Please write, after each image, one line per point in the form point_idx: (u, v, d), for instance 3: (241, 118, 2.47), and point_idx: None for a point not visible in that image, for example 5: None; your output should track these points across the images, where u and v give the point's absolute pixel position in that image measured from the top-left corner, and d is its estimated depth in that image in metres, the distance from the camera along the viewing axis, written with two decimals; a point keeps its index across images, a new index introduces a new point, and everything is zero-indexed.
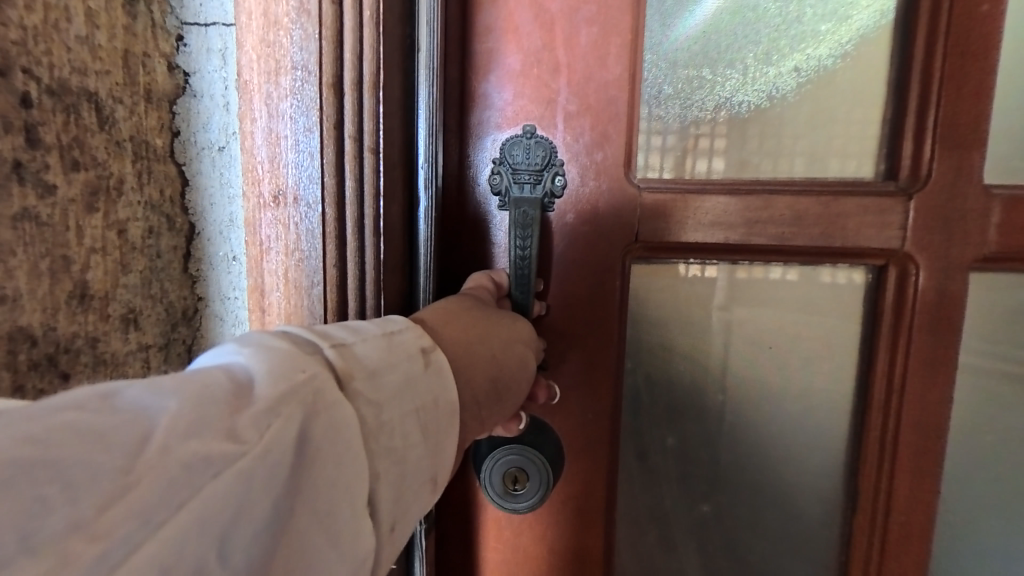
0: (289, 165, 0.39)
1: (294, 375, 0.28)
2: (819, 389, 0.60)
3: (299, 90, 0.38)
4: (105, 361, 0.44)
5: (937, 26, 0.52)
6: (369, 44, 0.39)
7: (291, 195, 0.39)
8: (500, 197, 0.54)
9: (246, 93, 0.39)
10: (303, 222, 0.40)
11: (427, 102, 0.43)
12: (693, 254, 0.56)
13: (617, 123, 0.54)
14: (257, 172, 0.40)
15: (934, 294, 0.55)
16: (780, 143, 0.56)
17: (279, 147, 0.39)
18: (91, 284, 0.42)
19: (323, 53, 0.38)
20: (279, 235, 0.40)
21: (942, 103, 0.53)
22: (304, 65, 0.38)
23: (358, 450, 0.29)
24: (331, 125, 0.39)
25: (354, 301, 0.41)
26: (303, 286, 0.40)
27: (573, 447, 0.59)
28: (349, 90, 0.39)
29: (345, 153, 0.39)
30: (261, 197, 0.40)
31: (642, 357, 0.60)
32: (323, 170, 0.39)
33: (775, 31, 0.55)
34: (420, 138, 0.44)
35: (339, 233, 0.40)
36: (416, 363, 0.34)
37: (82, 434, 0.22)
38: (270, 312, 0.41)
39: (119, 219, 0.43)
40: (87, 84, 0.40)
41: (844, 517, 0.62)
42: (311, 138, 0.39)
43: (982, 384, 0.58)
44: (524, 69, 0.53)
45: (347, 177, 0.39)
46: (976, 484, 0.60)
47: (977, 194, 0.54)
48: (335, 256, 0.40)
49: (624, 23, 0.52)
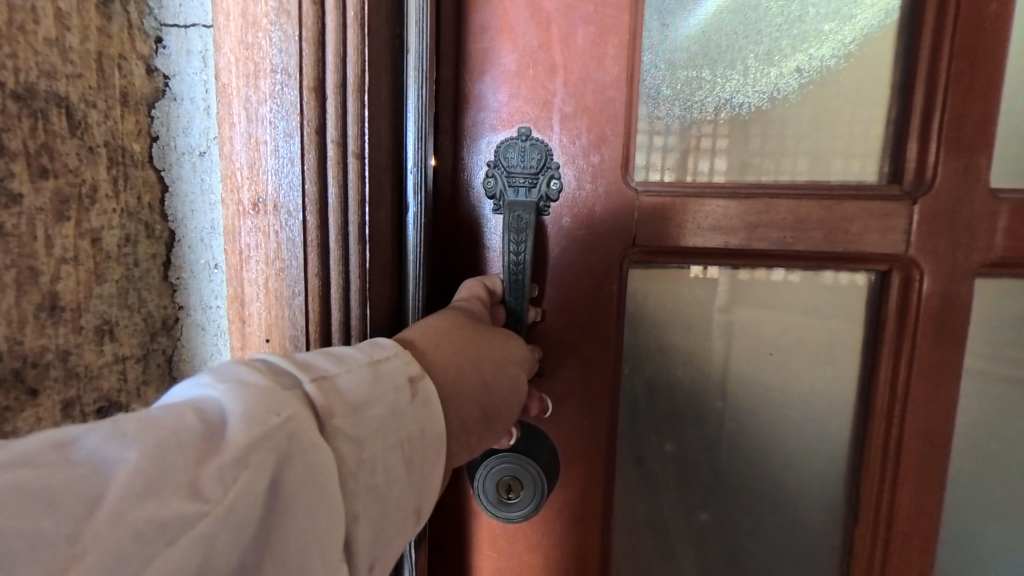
0: (269, 171, 0.38)
1: (268, 419, 0.28)
2: (820, 396, 0.59)
3: (280, 94, 0.37)
4: (79, 374, 0.42)
5: (943, 25, 0.50)
6: (353, 45, 0.38)
7: (271, 203, 0.39)
8: (494, 201, 0.54)
9: (226, 96, 0.38)
10: (285, 230, 0.39)
11: (417, 105, 0.42)
12: (691, 261, 0.55)
13: (612, 126, 0.53)
14: (236, 179, 0.39)
15: (939, 300, 0.54)
16: (779, 146, 0.55)
17: (259, 152, 0.38)
18: (62, 295, 0.41)
19: (304, 55, 0.37)
20: (259, 243, 0.39)
21: (948, 105, 0.51)
22: (284, 68, 0.37)
23: (335, 496, 0.29)
24: (313, 129, 0.38)
25: (339, 310, 0.40)
26: (284, 296, 0.40)
27: (569, 455, 0.59)
28: (332, 93, 0.38)
29: (329, 158, 0.38)
30: (240, 205, 0.39)
31: (639, 363, 0.59)
32: (306, 176, 0.38)
33: (775, 31, 0.53)
34: (410, 142, 0.43)
35: (323, 240, 0.39)
36: (403, 395, 0.34)
37: (31, 495, 0.22)
38: (251, 323, 0.41)
39: (92, 228, 0.42)
40: (57, 88, 0.39)
41: (846, 527, 0.61)
42: (292, 143, 0.38)
43: (988, 391, 0.57)
44: (519, 70, 0.52)
45: (331, 182, 0.39)
46: (981, 492, 0.59)
47: (984, 198, 0.53)
48: (316, 264, 0.39)
49: (621, 23, 0.51)
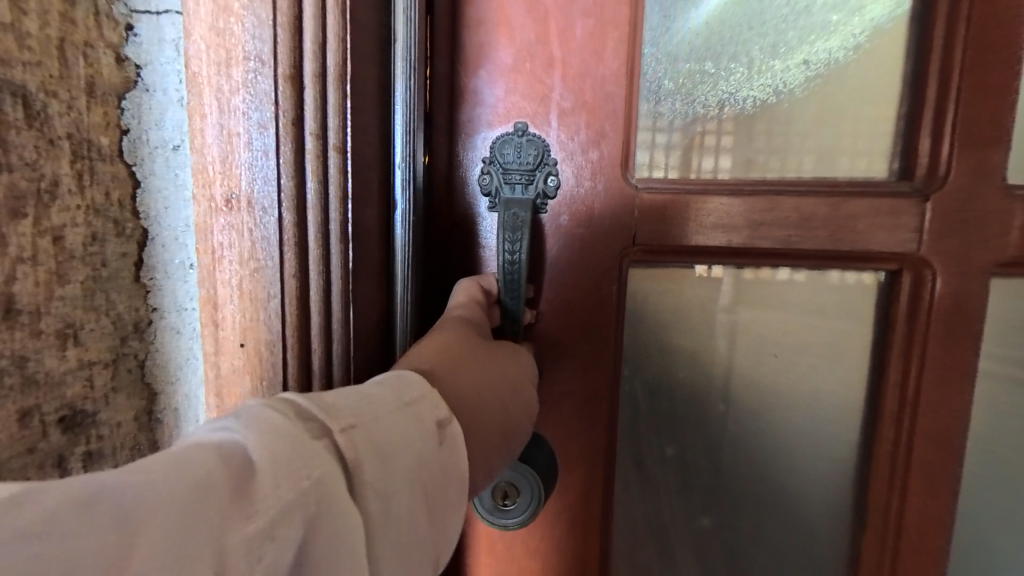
0: (243, 165, 0.37)
1: (296, 482, 0.25)
2: (826, 399, 0.57)
3: (253, 82, 0.36)
4: (37, 383, 0.40)
5: (957, 16, 0.49)
6: (333, 32, 0.36)
7: (245, 199, 0.37)
8: (490, 199, 0.52)
9: (196, 85, 0.37)
10: (260, 228, 0.37)
11: (404, 98, 0.41)
12: (692, 260, 0.54)
13: (611, 122, 0.51)
14: (208, 173, 0.37)
15: (951, 301, 0.52)
16: (786, 141, 0.53)
17: (233, 144, 0.37)
18: (20, 298, 0.39)
19: (280, 42, 0.36)
20: (234, 242, 0.38)
21: (961, 99, 0.49)
22: (258, 55, 0.36)
23: (359, 555, 0.27)
24: (289, 120, 0.36)
25: (319, 313, 0.39)
26: (260, 297, 0.38)
27: (567, 458, 0.57)
28: (310, 82, 0.36)
29: (308, 151, 0.37)
30: (213, 201, 0.38)
31: (639, 365, 0.57)
32: (282, 170, 0.37)
33: (781, 24, 0.52)
34: (397, 137, 0.42)
35: (301, 239, 0.38)
36: (431, 439, 0.33)
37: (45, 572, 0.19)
38: (225, 326, 0.39)
39: (53, 226, 0.39)
40: (11, 76, 0.36)
41: (852, 533, 0.59)
42: (266, 136, 0.36)
43: (1002, 395, 0.55)
44: (515, 65, 0.51)
45: (310, 176, 0.37)
46: (994, 499, 0.57)
47: (999, 195, 0.51)
48: (294, 264, 0.38)
49: (621, 15, 0.50)
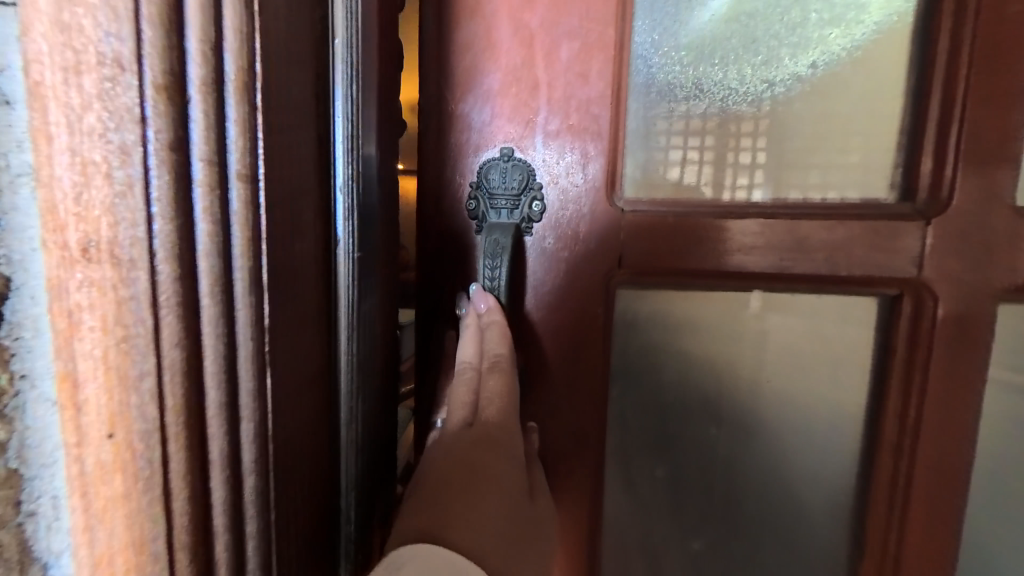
0: (101, 205, 0.25)
1: None
2: (822, 423, 0.56)
3: (113, 88, 0.24)
4: None
5: (961, 31, 0.46)
6: (239, 19, 0.27)
7: (106, 251, 0.25)
8: (476, 222, 0.53)
9: (37, 97, 0.25)
10: (126, 291, 0.26)
11: (345, 107, 0.36)
12: (681, 283, 0.53)
13: (598, 144, 0.51)
14: (57, 215, 0.25)
15: (954, 325, 0.50)
16: (811, 152, 0.51)
17: (89, 177, 0.25)
18: None
19: (148, 28, 0.24)
20: (93, 304, 0.26)
21: (965, 117, 0.47)
22: (116, 47, 0.24)
23: None
24: (166, 139, 0.25)
25: (217, 388, 0.28)
26: (128, 380, 0.26)
27: (554, 476, 0.57)
28: (199, 88, 0.26)
29: (197, 179, 0.26)
30: (65, 251, 0.26)
31: (628, 387, 0.57)
32: (152, 208, 0.25)
33: (773, 39, 0.50)
34: (337, 155, 0.36)
35: (188, 299, 0.27)
36: None
37: None
38: (88, 438, 0.27)
39: None
40: None
41: (849, 559, 0.57)
42: (131, 159, 0.25)
43: (1012, 425, 0.52)
44: (501, 88, 0.51)
45: (200, 212, 0.27)
46: (1000, 529, 0.55)
47: (1009, 217, 0.48)
48: (177, 333, 0.27)
49: (607, 36, 0.49)
